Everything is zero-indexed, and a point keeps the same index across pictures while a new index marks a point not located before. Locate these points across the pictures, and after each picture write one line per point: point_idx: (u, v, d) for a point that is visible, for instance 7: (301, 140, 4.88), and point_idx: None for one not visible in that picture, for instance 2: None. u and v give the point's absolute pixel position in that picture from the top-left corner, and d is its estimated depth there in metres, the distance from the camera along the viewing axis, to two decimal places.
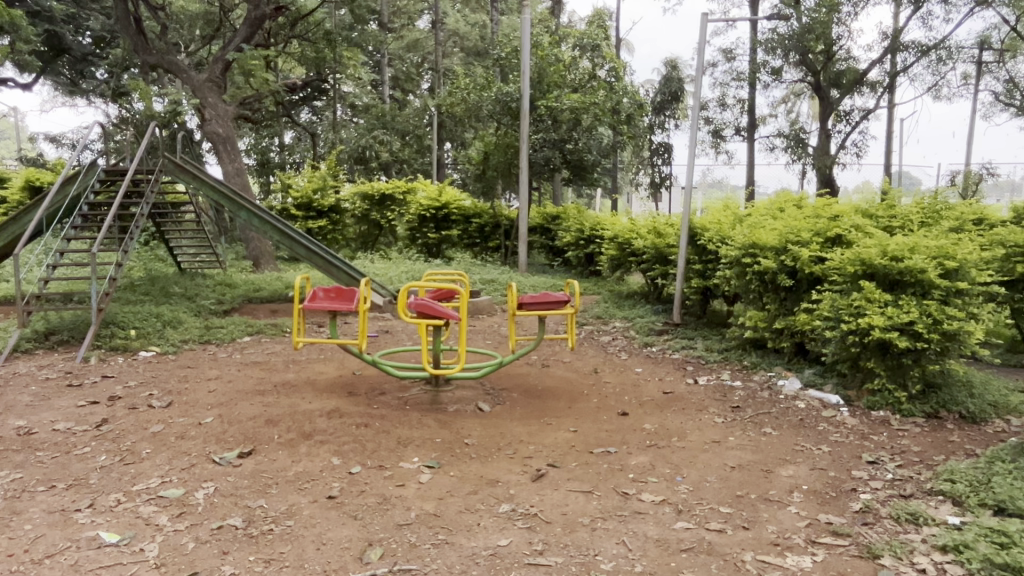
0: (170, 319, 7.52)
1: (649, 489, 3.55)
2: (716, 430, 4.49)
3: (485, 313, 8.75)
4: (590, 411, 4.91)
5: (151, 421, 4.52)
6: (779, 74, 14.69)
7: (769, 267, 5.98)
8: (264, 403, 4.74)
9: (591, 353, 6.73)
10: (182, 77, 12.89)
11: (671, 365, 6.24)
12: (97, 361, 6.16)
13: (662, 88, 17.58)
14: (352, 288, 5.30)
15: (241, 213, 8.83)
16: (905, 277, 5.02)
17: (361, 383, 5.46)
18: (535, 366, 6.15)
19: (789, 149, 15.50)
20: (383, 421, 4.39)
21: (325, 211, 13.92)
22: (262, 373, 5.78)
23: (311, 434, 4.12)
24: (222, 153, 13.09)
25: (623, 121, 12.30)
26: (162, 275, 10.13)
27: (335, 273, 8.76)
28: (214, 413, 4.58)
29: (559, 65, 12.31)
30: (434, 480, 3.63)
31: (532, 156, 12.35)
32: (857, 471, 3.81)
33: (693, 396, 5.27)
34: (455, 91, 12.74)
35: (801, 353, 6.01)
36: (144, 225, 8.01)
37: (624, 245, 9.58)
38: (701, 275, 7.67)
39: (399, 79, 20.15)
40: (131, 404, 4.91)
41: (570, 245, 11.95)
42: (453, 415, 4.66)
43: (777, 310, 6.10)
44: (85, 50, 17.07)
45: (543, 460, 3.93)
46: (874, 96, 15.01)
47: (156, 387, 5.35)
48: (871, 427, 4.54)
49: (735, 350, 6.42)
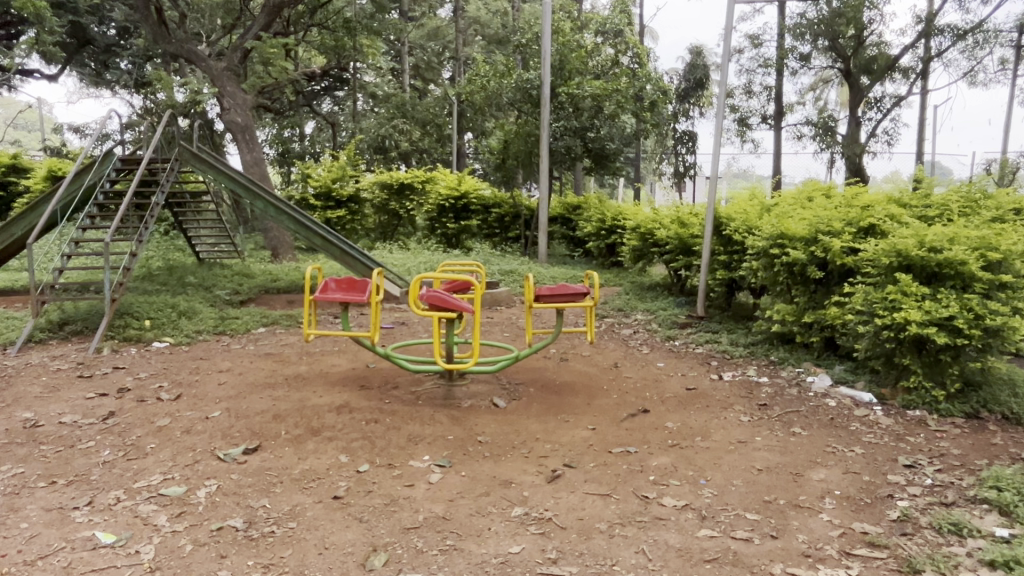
0: (185, 309, 7.46)
1: (670, 493, 3.36)
2: (742, 429, 4.28)
3: (504, 305, 8.59)
4: (609, 408, 4.72)
5: (159, 414, 4.42)
6: (807, 60, 14.28)
7: (798, 258, 5.76)
8: (274, 397, 4.62)
9: (611, 347, 6.53)
10: (201, 66, 12.88)
11: (695, 360, 6.02)
12: (110, 351, 6.09)
13: (687, 75, 17.17)
14: (364, 279, 5.16)
15: (258, 201, 8.73)
16: (944, 269, 4.75)
17: (374, 376, 5.33)
18: (553, 360, 5.97)
19: (817, 138, 15.11)
20: (394, 417, 4.24)
21: (344, 200, 13.77)
22: (275, 366, 5.66)
23: (320, 430, 3.99)
24: (241, 142, 13.02)
25: (646, 109, 12.08)
26: (181, 265, 10.11)
27: (354, 264, 8.66)
28: (222, 406, 4.47)
29: (581, 51, 12.03)
30: (444, 480, 3.48)
31: (552, 145, 12.06)
32: (893, 475, 3.58)
33: (717, 392, 5.06)
34: (475, 79, 12.63)
35: (831, 348, 5.77)
36: (160, 214, 7.93)
37: (646, 235, 9.33)
38: (726, 266, 7.44)
39: (420, 68, 20.11)
40: (140, 397, 4.82)
41: (592, 236, 11.70)
42: (466, 412, 4.49)
43: (806, 303, 5.86)
44: (109, 41, 17.10)
45: (559, 460, 3.76)
46: (907, 82, 14.55)
47: (167, 380, 5.25)
48: (907, 427, 4.30)
49: (762, 344, 6.19)
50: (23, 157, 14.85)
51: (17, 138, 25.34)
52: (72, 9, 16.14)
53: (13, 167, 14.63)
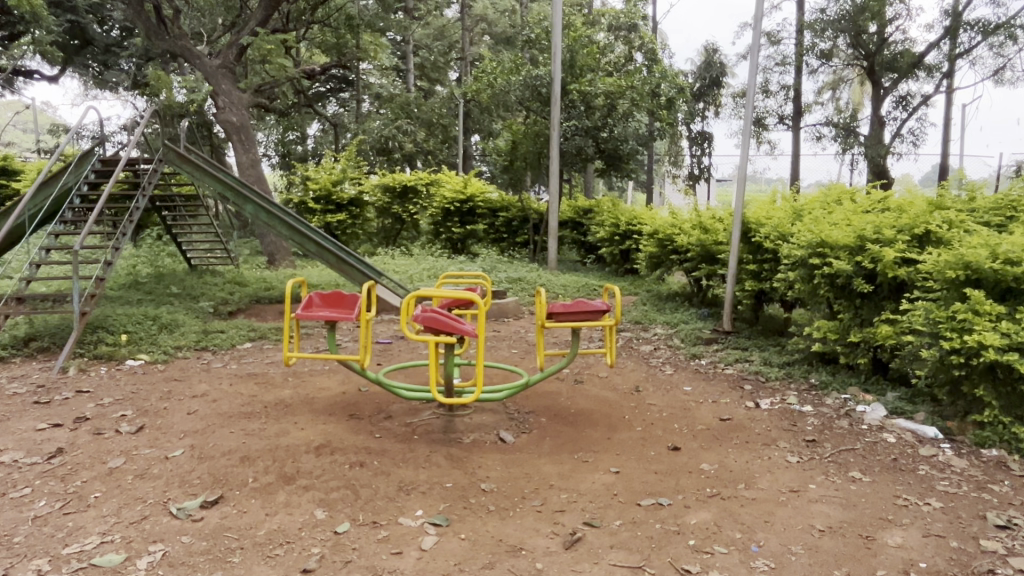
0: (167, 322, 6.88)
1: (717, 566, 2.73)
2: (791, 474, 3.65)
3: (511, 317, 7.97)
4: (633, 444, 4.09)
5: (114, 452, 3.82)
6: (829, 57, 13.58)
7: (843, 269, 5.12)
8: (247, 432, 4.01)
9: (631, 367, 5.89)
10: (196, 63, 12.35)
11: (725, 383, 5.38)
12: (76, 371, 5.50)
13: (702, 73, 16.47)
14: (353, 293, 4.57)
15: (248, 205, 8.15)
16: (1022, 285, 4.11)
17: (365, 403, 4.71)
18: (566, 383, 5.34)
19: (838, 139, 14.43)
20: (383, 459, 3.62)
21: (345, 203, 12.89)
22: (256, 390, 5.05)
23: (294, 477, 3.37)
24: (236, 143, 12.48)
25: (663, 107, 11.45)
26: (170, 273, 9.55)
27: (351, 272, 8.01)
28: (186, 443, 3.86)
29: (593, 46, 11.41)
30: (439, 545, 2.86)
31: (563, 145, 11.44)
32: (987, 540, 2.93)
33: (755, 424, 4.42)
34: (482, 76, 11.99)
35: (880, 371, 5.14)
36: (138, 221, 7.38)
37: (665, 241, 8.68)
38: (756, 276, 6.79)
39: (425, 68, 19.57)
40: (97, 429, 4.22)
41: (605, 242, 11.09)
42: (468, 450, 3.88)
43: (852, 320, 5.23)
44: (108, 40, 16.58)
45: (578, 517, 3.14)
46: (932, 80, 13.80)
47: (133, 407, 4.65)
48: (987, 472, 3.66)
49: (800, 365, 5.56)
50: (14, 158, 14.31)
51: (15, 140, 24.76)
52: (70, 8, 15.64)
53: (4, 169, 14.15)
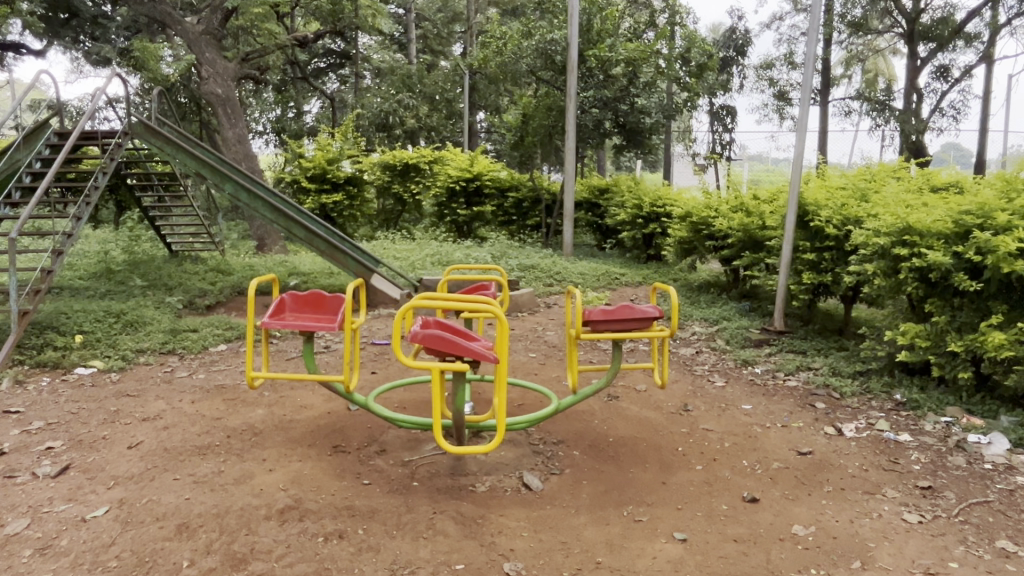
0: (131, 319, 5.96)
1: None
2: (921, 545, 2.71)
3: (526, 311, 7.04)
4: (694, 494, 3.15)
5: (18, 508, 2.89)
6: (864, 25, 12.30)
7: (939, 262, 4.18)
8: (196, 478, 3.09)
9: (673, 376, 4.95)
10: (178, 29, 11.27)
11: (792, 399, 4.44)
12: (10, 386, 4.58)
13: (726, 43, 14.66)
14: (337, 295, 3.60)
15: (227, 184, 7.17)
16: None
17: (353, 431, 3.79)
18: (599, 399, 4.40)
19: (870, 113, 13.21)
20: (371, 525, 2.70)
21: (341, 183, 11.83)
22: (222, 411, 4.14)
23: (245, 559, 2.45)
24: (222, 116, 11.44)
25: (691, 75, 10.37)
26: (148, 259, 8.63)
27: (344, 260, 6.94)
28: (114, 497, 2.94)
29: (612, 9, 10.27)
30: None
31: (579, 118, 10.42)
32: None
33: (847, 462, 3.48)
34: (489, 44, 10.90)
35: (983, 385, 4.22)
36: (94, 201, 6.42)
37: (699, 225, 7.69)
38: (813, 268, 5.81)
39: (428, 39, 18.54)
40: (9, 470, 3.30)
41: (624, 225, 10.05)
42: (484, 505, 2.95)
43: (947, 325, 4.28)
44: (96, 11, 15.11)
45: None
46: (975, 49, 12.47)
47: (64, 436, 3.73)
48: None
49: (878, 375, 4.63)
50: None
51: None
52: None
53: None
